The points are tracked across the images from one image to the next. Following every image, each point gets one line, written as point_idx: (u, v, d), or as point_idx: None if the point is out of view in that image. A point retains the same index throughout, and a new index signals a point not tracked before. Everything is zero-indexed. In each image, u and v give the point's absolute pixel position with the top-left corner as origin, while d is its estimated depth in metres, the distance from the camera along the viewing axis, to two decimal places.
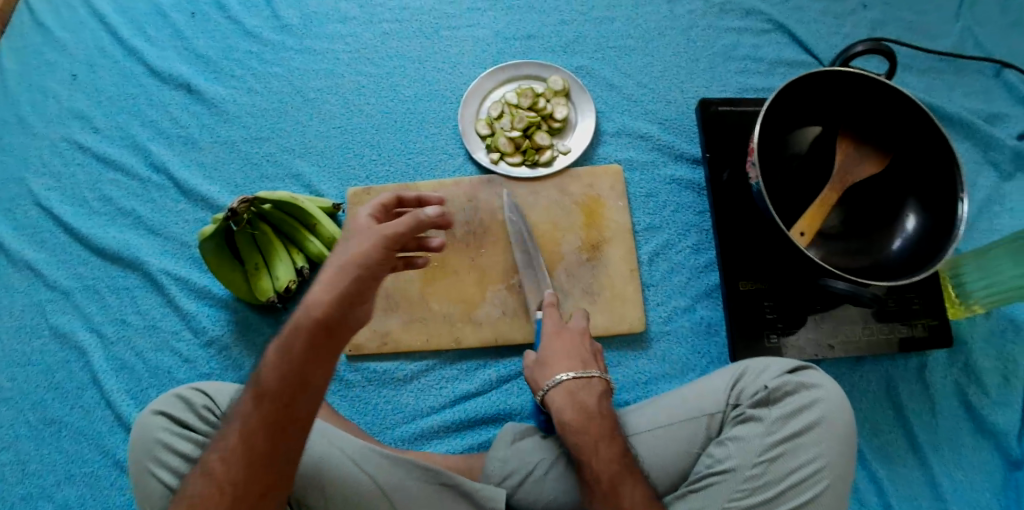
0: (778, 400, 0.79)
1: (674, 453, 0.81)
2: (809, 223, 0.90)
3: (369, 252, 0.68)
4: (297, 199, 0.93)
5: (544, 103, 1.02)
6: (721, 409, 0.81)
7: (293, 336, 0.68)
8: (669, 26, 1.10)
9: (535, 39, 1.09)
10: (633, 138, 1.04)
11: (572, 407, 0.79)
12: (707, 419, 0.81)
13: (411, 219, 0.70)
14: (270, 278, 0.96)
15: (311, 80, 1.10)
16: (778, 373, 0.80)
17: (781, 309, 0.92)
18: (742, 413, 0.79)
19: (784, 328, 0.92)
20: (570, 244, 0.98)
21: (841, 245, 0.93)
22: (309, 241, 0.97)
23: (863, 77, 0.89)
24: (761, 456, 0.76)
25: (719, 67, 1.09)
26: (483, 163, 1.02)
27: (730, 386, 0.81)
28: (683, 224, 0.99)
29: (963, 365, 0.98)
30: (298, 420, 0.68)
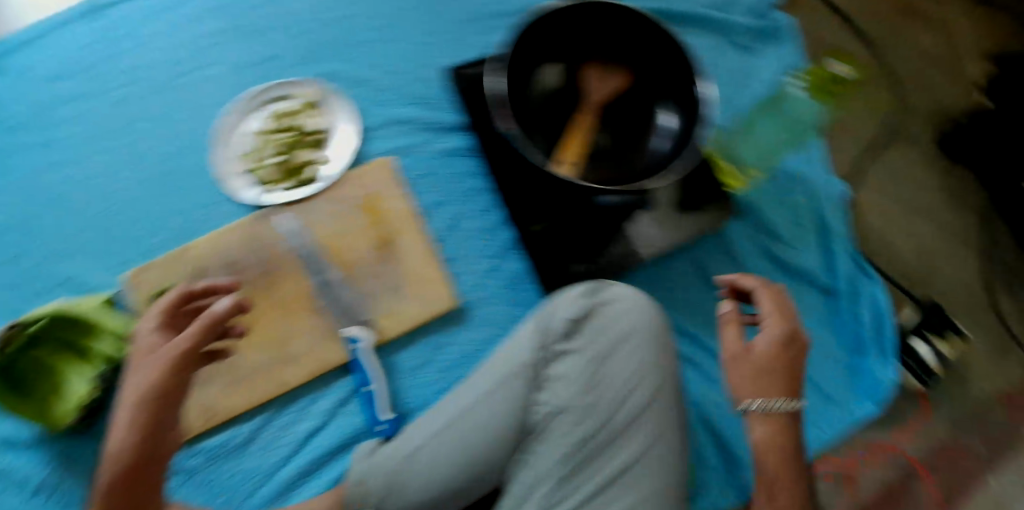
0: (585, 328, 0.80)
1: (506, 412, 0.78)
2: (571, 151, 0.91)
3: (162, 379, 0.67)
4: (63, 308, 0.90)
5: (298, 120, 1.00)
6: (536, 353, 0.79)
7: (109, 479, 0.64)
8: (403, 4, 1.09)
9: (283, 57, 1.05)
10: (400, 125, 1.02)
11: (777, 432, 0.75)
12: (525, 368, 0.79)
13: (200, 324, 0.70)
14: (67, 398, 0.91)
15: (53, 174, 1.01)
16: (578, 302, 0.80)
17: (575, 241, 0.93)
18: (558, 352, 0.79)
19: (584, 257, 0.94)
20: (360, 247, 0.97)
21: (613, 160, 0.92)
22: (95, 345, 0.92)
23: (589, 5, 0.92)
24: (586, 388, 0.78)
25: (464, 33, 1.08)
26: (255, 199, 0.98)
27: (538, 327, 0.80)
28: (466, 190, 1.00)
29: (760, 228, 1.03)
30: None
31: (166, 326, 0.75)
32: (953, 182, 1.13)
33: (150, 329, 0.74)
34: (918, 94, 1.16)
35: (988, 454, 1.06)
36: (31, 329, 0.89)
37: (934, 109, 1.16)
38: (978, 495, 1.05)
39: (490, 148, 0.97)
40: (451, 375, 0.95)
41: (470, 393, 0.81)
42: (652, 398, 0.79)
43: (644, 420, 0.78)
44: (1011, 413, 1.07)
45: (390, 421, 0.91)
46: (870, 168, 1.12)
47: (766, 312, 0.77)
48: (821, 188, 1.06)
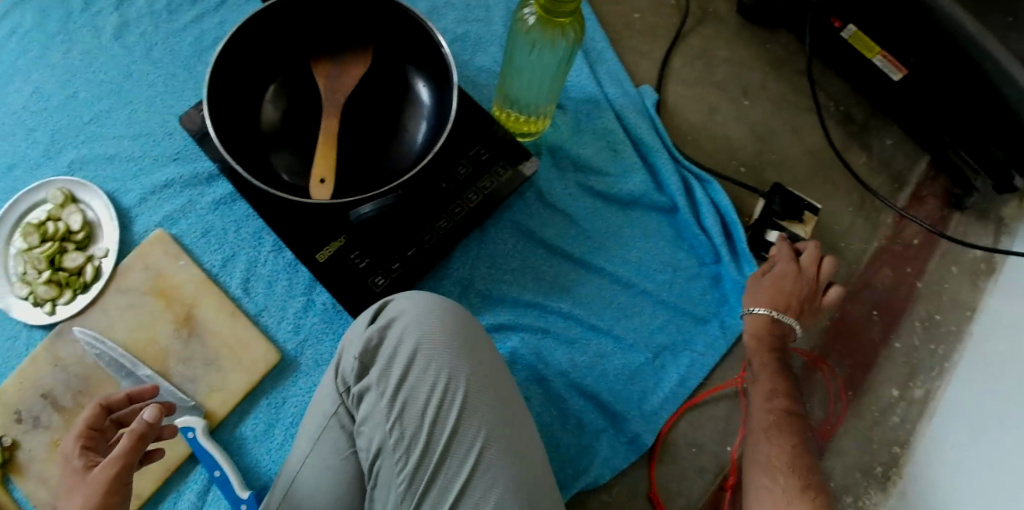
0: (375, 355, 0.71)
1: (328, 479, 0.70)
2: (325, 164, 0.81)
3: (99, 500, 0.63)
4: None
5: (54, 224, 0.92)
6: (339, 403, 0.72)
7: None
8: (131, 60, 1.02)
9: (21, 163, 0.98)
10: (160, 192, 0.96)
11: (761, 333, 0.84)
12: (333, 423, 0.71)
13: (128, 441, 0.66)
14: None
15: None
16: (361, 331, 0.71)
17: (369, 251, 0.85)
18: (355, 393, 0.70)
19: (383, 267, 0.85)
20: (164, 333, 0.89)
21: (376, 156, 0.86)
22: None
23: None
24: (392, 419, 0.68)
25: (199, 67, 1.03)
26: (42, 320, 0.91)
27: (334, 375, 0.72)
28: (252, 234, 0.93)
29: (575, 165, 0.95)
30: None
31: (88, 447, 0.72)
32: (764, 47, 1.10)
33: (75, 451, 0.71)
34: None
35: (883, 321, 0.98)
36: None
37: None
38: (886, 364, 0.96)
39: (249, 189, 0.87)
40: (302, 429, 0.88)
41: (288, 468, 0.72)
42: (467, 406, 0.68)
43: (466, 430, 0.68)
44: (894, 267, 1.00)
45: (252, 493, 0.83)
46: (672, 64, 1.07)
47: (784, 257, 0.88)
48: (625, 103, 0.99)
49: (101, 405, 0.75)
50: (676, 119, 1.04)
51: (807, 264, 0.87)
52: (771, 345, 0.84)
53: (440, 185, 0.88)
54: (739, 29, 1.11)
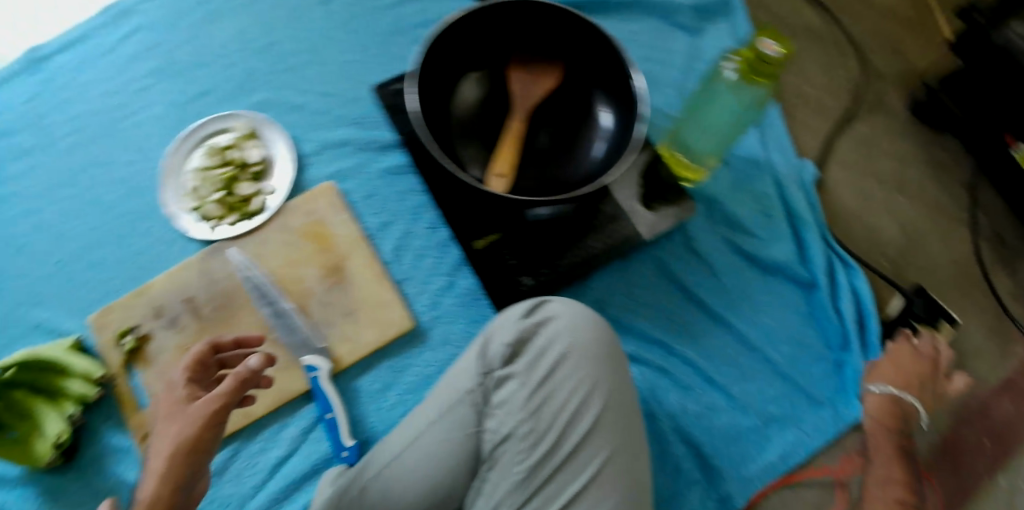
0: (524, 349, 0.77)
1: (451, 443, 0.75)
2: (505, 162, 0.87)
3: (195, 432, 0.67)
4: (35, 351, 0.94)
5: (235, 153, 0.99)
6: (478, 382, 0.76)
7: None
8: (331, 27, 1.08)
9: (214, 91, 1.07)
10: (336, 148, 1.01)
11: (878, 413, 0.91)
12: (469, 397, 0.76)
13: (231, 383, 0.69)
14: (42, 439, 0.93)
15: (13, 226, 1.04)
16: (517, 322, 0.77)
17: (521, 252, 0.90)
18: (498, 376, 0.76)
19: (532, 270, 0.90)
20: (312, 276, 0.95)
21: (550, 166, 0.91)
22: (67, 386, 0.95)
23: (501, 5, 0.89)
24: (529, 411, 0.74)
25: (393, 42, 1.07)
26: (204, 234, 0.98)
27: (479, 354, 0.77)
28: (413, 208, 0.97)
29: (727, 221, 0.97)
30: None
31: (194, 379, 0.75)
32: (932, 149, 1.09)
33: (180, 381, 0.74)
34: (882, 55, 1.13)
35: (992, 453, 0.97)
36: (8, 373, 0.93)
37: (903, 70, 1.13)
38: (985, 497, 0.96)
39: (428, 168, 0.95)
40: (414, 396, 0.93)
41: (414, 428, 0.77)
42: (599, 419, 0.74)
43: (594, 443, 0.74)
44: (1017, 402, 0.99)
45: (355, 445, 0.89)
46: (839, 142, 1.08)
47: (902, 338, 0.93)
48: (789, 172, 1.01)
49: (213, 343, 0.77)
50: (834, 199, 1.05)
51: (920, 344, 0.93)
52: (888, 422, 0.91)
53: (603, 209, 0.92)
54: (912, 125, 1.10)
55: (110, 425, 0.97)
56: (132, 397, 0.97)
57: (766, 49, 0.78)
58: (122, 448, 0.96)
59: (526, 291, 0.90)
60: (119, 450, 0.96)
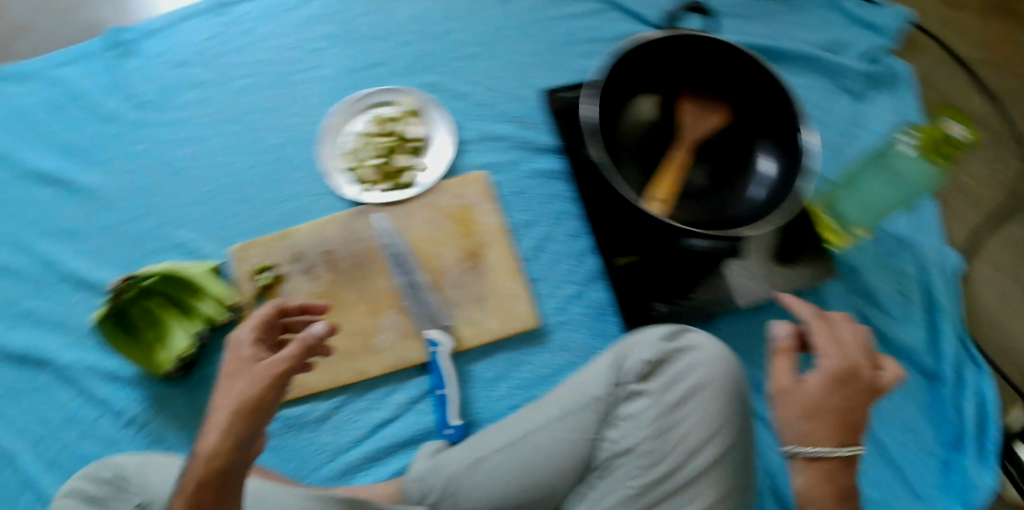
0: (659, 370, 0.83)
1: (572, 442, 0.81)
2: (664, 189, 0.91)
3: (258, 393, 0.65)
4: (177, 267, 0.99)
5: (397, 126, 1.03)
6: (608, 390, 0.82)
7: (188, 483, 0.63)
8: (506, 25, 1.10)
9: (385, 65, 1.10)
10: (494, 141, 1.04)
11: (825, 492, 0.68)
12: (596, 403, 0.82)
13: (296, 347, 0.67)
14: (167, 350, 0.98)
15: (179, 149, 1.10)
16: (656, 343, 0.83)
17: (661, 278, 0.93)
18: (631, 390, 0.82)
19: (668, 297, 0.93)
20: (450, 256, 0.99)
21: (704, 201, 0.94)
22: (199, 306, 0.99)
23: (687, 39, 0.93)
24: (654, 430, 0.80)
25: (563, 55, 1.08)
26: (352, 196, 1.02)
27: (613, 365, 0.83)
28: (558, 213, 1.01)
29: (863, 293, 0.99)
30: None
31: (260, 340, 0.73)
32: None
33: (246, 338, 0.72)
34: None
35: None
36: (149, 281, 0.98)
37: None
38: None
39: (584, 179, 0.98)
40: (524, 393, 0.96)
41: (537, 418, 0.83)
42: (719, 453, 0.78)
43: (710, 475, 0.78)
44: None
45: (459, 426, 0.93)
46: (987, 239, 1.07)
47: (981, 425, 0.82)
48: (935, 257, 1.00)
49: (278, 306, 0.77)
50: (971, 295, 1.04)
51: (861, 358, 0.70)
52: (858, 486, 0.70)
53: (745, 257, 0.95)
54: None
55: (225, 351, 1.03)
56: None
57: (952, 131, 0.81)
58: None
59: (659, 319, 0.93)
60: None
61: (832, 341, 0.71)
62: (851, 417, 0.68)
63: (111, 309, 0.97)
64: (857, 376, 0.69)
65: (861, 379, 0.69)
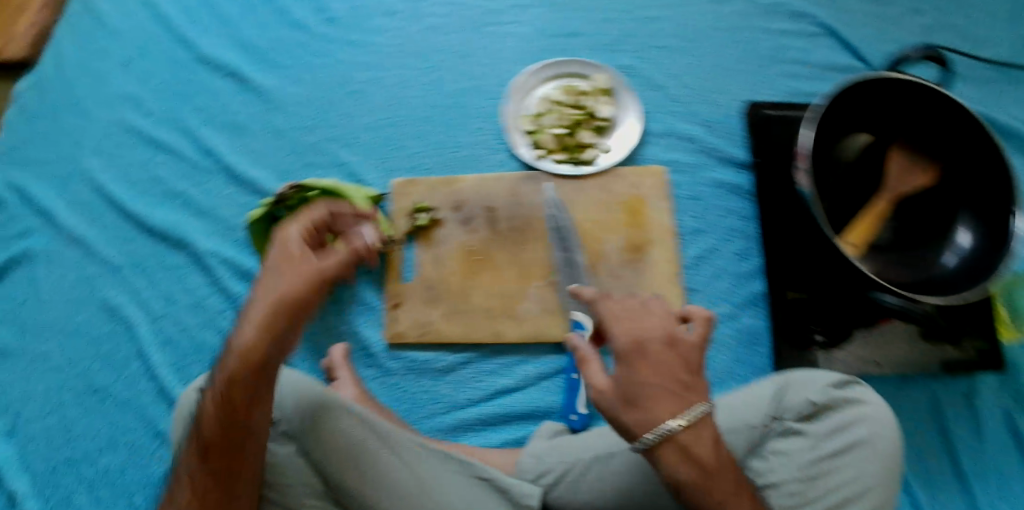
0: (823, 416, 0.83)
1: None
2: (860, 234, 0.92)
3: (300, 291, 0.72)
4: (340, 187, 0.97)
5: (588, 101, 1.00)
6: (766, 422, 0.84)
7: (224, 368, 0.73)
8: (713, 26, 1.05)
9: (581, 36, 1.05)
10: (679, 140, 1.01)
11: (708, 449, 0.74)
12: (752, 431, 0.83)
13: (351, 253, 0.75)
14: None
15: (356, 72, 1.07)
16: (825, 388, 0.83)
17: (829, 322, 0.95)
18: (788, 427, 0.83)
19: (832, 341, 0.95)
20: (614, 243, 0.97)
21: (893, 257, 0.93)
22: None
23: (917, 86, 0.91)
24: (804, 473, 0.80)
25: (763, 73, 1.04)
26: (527, 159, 0.99)
27: (777, 398, 0.84)
28: (729, 229, 0.99)
29: (1016, 392, 0.96)
30: (222, 455, 0.72)
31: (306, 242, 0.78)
32: None
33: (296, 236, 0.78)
34: None
35: None
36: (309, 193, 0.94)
37: None
38: None
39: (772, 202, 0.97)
40: None
41: None
42: None
43: None
44: None
45: (584, 415, 0.92)
46: None
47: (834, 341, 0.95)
48: None
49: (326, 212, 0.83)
50: None
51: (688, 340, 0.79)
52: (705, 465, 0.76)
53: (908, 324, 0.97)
54: None
55: (367, 277, 1.00)
56: (398, 270, 0.99)
57: None
58: (367, 305, 0.99)
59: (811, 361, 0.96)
60: (364, 307, 0.99)
61: (637, 326, 0.79)
62: (673, 379, 0.76)
63: (268, 212, 0.98)
64: (670, 340, 0.78)
65: (682, 344, 0.78)
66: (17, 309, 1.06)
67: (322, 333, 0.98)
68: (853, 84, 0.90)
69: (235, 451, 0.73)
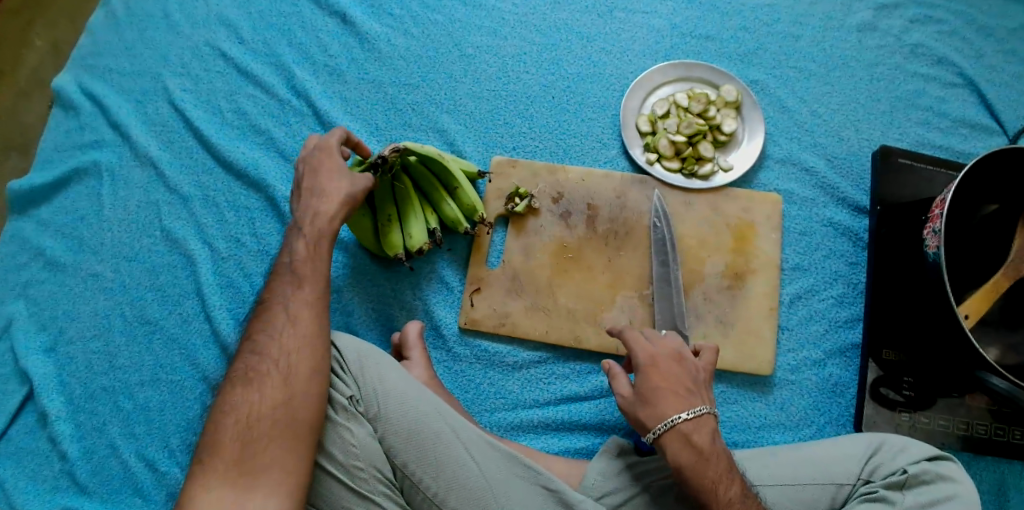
0: (914, 488, 0.78)
1: None
2: (975, 306, 0.89)
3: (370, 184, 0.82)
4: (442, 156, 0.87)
5: (714, 112, 0.97)
6: (851, 481, 0.80)
7: (307, 216, 0.81)
8: (854, 57, 1.05)
9: (715, 39, 1.05)
10: (798, 170, 0.99)
11: (689, 450, 0.75)
12: (834, 488, 0.80)
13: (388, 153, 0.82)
14: (401, 234, 0.89)
15: (471, 35, 1.05)
16: (920, 459, 0.79)
17: (919, 387, 0.91)
18: (874, 491, 0.79)
19: (918, 407, 0.91)
20: (714, 266, 0.94)
21: (997, 335, 0.91)
22: (445, 204, 0.90)
23: None
24: None
25: (899, 113, 1.03)
26: (638, 162, 0.97)
27: (866, 459, 0.81)
28: (832, 272, 0.96)
29: None
30: (307, 312, 0.75)
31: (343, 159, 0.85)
32: None
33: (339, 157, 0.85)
34: None
35: None
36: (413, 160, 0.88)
37: None
38: None
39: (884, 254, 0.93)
40: (726, 433, 0.91)
41: (762, 474, 0.81)
42: None
43: None
44: None
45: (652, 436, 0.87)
46: None
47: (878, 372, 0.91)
48: None
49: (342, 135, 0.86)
50: None
51: (700, 365, 0.81)
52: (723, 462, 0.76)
53: (1003, 407, 0.91)
54: None
55: (449, 256, 0.96)
56: (486, 254, 0.95)
57: None
58: (446, 283, 0.95)
59: (893, 425, 0.91)
60: (442, 285, 0.95)
61: (659, 346, 0.80)
62: (677, 386, 0.78)
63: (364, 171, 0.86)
64: (678, 358, 0.80)
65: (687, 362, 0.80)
66: (75, 224, 1.04)
67: (397, 307, 0.95)
68: (1003, 150, 0.84)
69: (304, 300, 0.76)
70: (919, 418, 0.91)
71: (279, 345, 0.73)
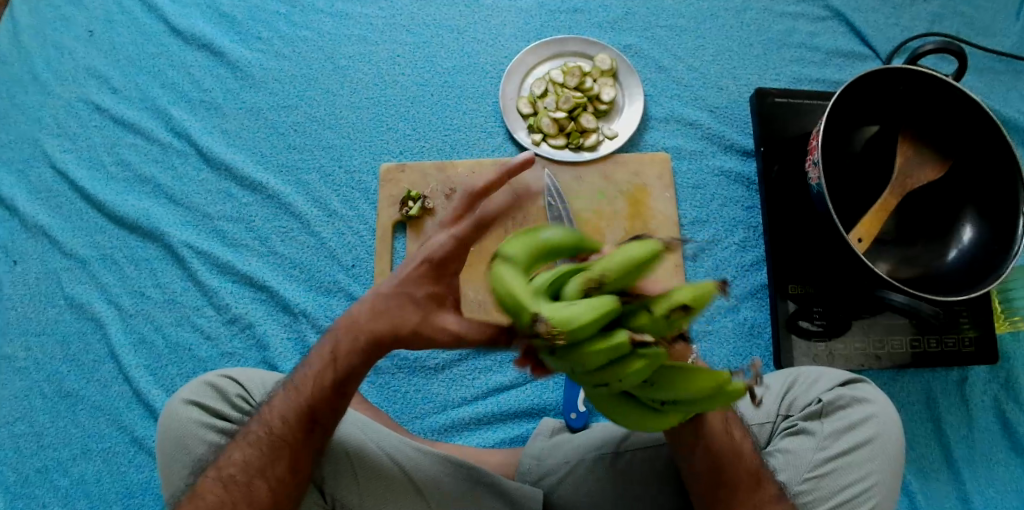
0: (831, 415, 0.79)
1: None
2: (867, 229, 0.91)
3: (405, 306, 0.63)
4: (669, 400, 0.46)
5: (591, 83, 0.98)
6: (771, 420, 0.81)
7: (343, 338, 0.66)
8: (721, 7, 1.07)
9: (583, 12, 1.05)
10: (681, 126, 1.01)
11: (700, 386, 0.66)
12: (756, 430, 0.81)
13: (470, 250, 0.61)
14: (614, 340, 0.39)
15: (342, 47, 1.05)
16: (833, 386, 0.81)
17: (829, 316, 0.92)
18: (795, 425, 0.80)
19: (831, 336, 0.92)
20: (614, 235, 0.94)
21: (895, 254, 0.94)
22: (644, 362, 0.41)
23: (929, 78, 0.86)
24: (812, 472, 0.76)
25: (772, 54, 1.05)
26: (525, 144, 0.98)
27: (782, 396, 0.82)
28: (730, 220, 0.98)
29: (1004, 381, 0.96)
30: (305, 458, 0.67)
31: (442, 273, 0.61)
32: None
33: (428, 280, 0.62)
34: None
35: None
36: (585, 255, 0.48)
37: None
38: None
39: (775, 194, 0.95)
40: None
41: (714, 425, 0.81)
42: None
43: None
44: None
45: (585, 412, 0.89)
46: None
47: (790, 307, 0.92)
48: None
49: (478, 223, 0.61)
50: None
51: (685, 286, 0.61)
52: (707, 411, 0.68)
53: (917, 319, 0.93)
54: None
55: (353, 274, 0.97)
56: (388, 264, 0.96)
57: None
58: (356, 301, 0.95)
59: (811, 355, 0.92)
60: (354, 302, 0.96)
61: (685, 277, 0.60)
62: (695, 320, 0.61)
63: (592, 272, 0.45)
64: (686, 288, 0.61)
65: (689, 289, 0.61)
66: None
67: (312, 331, 0.94)
68: (868, 75, 0.87)
69: (306, 439, 0.67)
70: (834, 346, 0.92)
71: (261, 479, 0.66)
